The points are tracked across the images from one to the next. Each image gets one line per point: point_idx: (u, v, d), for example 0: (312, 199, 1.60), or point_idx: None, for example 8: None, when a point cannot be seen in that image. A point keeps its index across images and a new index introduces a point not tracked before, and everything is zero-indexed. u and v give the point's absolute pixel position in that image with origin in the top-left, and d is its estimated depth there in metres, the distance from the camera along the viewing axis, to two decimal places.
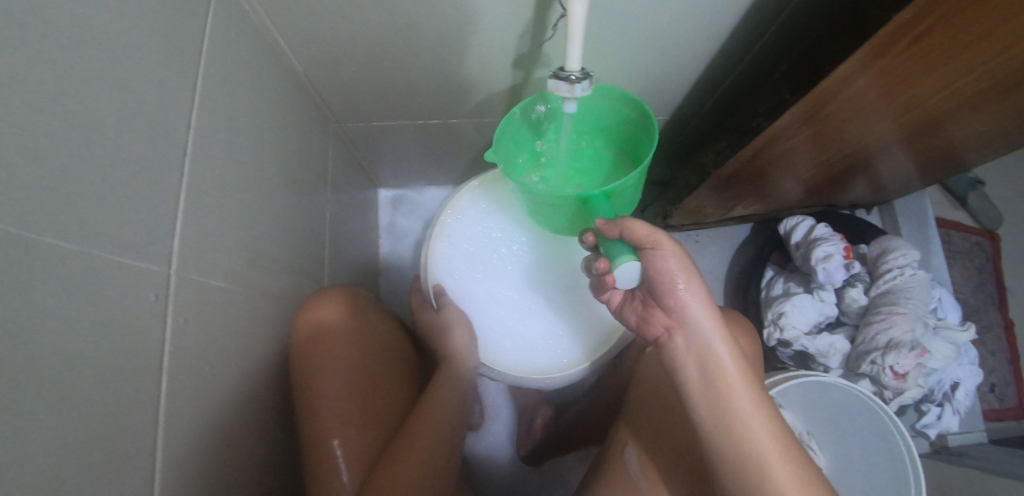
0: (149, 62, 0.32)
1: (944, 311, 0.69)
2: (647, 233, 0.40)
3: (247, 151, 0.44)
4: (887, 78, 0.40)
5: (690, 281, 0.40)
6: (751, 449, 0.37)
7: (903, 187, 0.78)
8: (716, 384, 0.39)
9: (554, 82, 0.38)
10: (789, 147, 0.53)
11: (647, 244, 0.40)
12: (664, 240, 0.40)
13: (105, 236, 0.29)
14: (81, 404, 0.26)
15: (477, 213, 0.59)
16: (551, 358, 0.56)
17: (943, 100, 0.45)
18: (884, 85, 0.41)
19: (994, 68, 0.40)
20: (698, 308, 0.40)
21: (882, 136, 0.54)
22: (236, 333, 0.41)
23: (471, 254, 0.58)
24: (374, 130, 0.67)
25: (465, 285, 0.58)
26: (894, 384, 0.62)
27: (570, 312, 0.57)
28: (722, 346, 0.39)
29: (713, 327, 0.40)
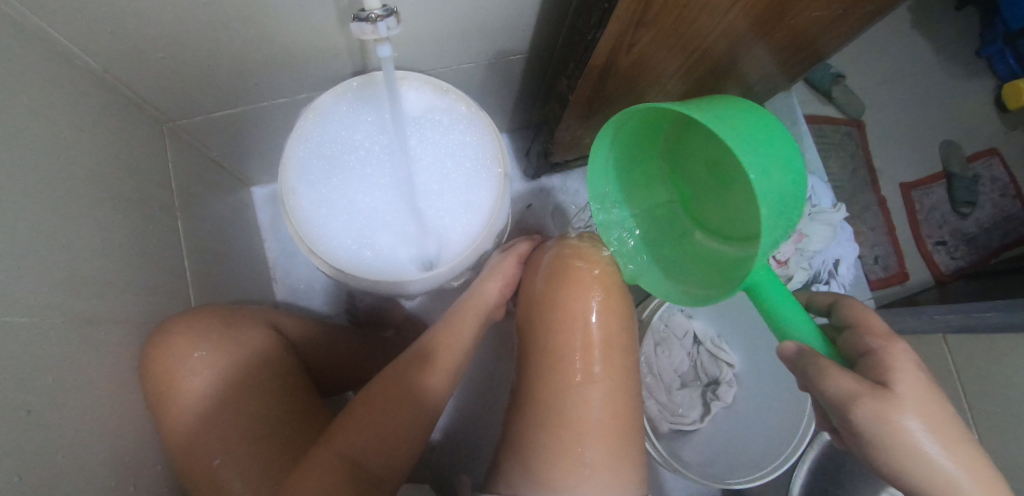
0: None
1: (818, 198, 0.74)
2: (845, 390, 0.32)
3: (43, 170, 0.38)
4: None
5: (909, 406, 0.30)
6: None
7: (770, 88, 0.81)
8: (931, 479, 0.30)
9: (355, 24, 0.35)
10: (642, 54, 0.53)
11: (845, 409, 0.32)
12: (868, 397, 0.31)
13: None
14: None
15: (326, 110, 0.51)
16: (412, 263, 0.51)
17: None
18: None
19: None
20: (917, 399, 0.31)
21: (727, 30, 0.54)
22: (64, 370, 0.36)
23: (332, 156, 0.51)
24: (216, 122, 0.61)
25: (317, 188, 0.51)
26: (779, 272, 0.66)
27: (443, 206, 0.52)
28: (938, 418, 0.31)
29: (939, 446, 0.30)
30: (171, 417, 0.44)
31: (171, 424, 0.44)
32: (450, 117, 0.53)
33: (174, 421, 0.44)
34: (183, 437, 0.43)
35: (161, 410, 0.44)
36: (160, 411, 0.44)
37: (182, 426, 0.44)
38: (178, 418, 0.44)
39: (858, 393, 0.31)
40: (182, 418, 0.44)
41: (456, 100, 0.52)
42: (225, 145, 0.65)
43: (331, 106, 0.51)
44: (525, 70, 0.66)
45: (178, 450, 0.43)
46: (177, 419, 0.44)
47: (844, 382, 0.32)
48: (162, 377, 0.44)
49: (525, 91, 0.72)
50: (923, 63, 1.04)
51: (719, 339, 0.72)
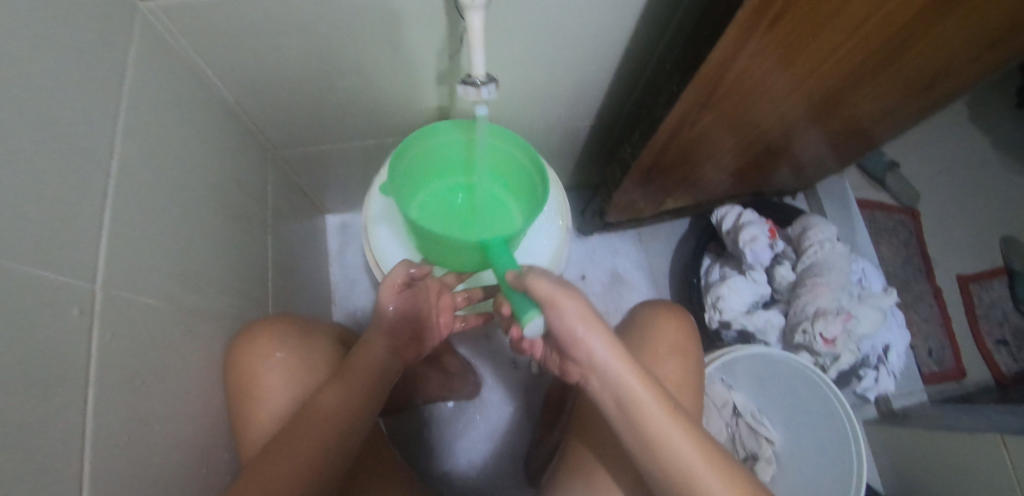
0: (65, 80, 0.34)
1: (868, 280, 0.74)
2: (547, 292, 0.37)
3: (176, 179, 0.46)
4: (768, 52, 0.45)
5: (597, 332, 0.39)
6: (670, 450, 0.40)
7: (822, 169, 0.83)
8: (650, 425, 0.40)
9: (462, 87, 0.41)
10: (703, 129, 0.57)
11: (546, 303, 0.37)
12: (563, 299, 0.37)
13: (33, 255, 0.30)
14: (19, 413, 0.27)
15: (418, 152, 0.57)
16: None
17: (825, 71, 0.50)
18: (768, 58, 0.46)
19: (860, 34, 0.45)
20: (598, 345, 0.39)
21: (785, 114, 0.59)
22: (169, 351, 0.42)
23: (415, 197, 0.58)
24: (313, 156, 0.69)
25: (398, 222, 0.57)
26: (827, 351, 0.65)
27: None
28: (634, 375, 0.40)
29: (620, 365, 0.39)
30: (246, 417, 0.48)
31: (244, 424, 0.48)
32: None
33: (247, 420, 0.48)
34: (255, 437, 0.47)
35: (238, 409, 0.49)
36: (237, 409, 0.49)
37: (258, 423, 0.48)
38: (252, 420, 0.48)
39: (554, 299, 0.37)
40: (259, 419, 0.48)
41: None
42: (314, 175, 0.74)
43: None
44: (589, 136, 0.72)
45: (248, 448, 0.47)
46: (254, 416, 0.48)
47: (566, 303, 0.38)
48: (242, 373, 0.49)
49: (585, 155, 0.77)
50: (982, 158, 1.04)
51: (760, 413, 0.69)
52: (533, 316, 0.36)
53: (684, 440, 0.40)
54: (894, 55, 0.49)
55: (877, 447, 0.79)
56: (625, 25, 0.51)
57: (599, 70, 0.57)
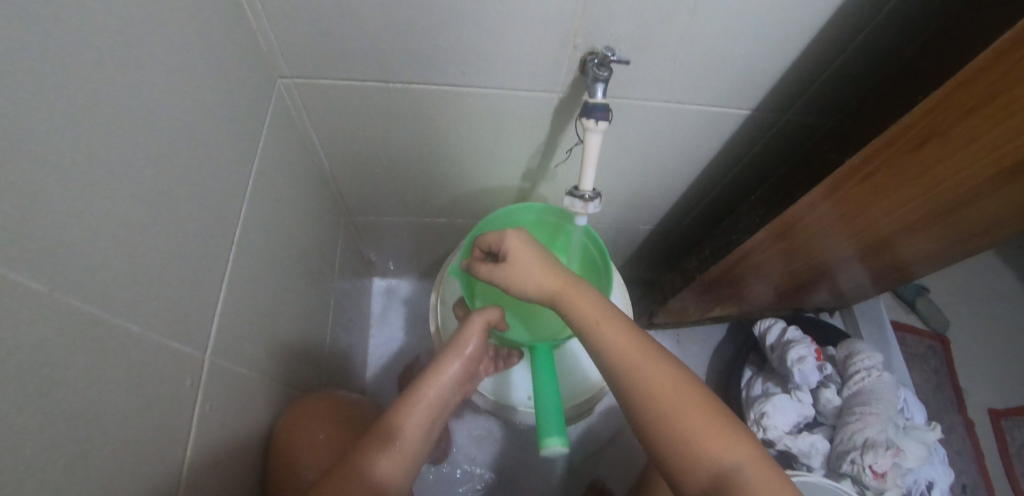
0: (217, 157, 0.37)
1: (910, 411, 0.74)
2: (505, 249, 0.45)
3: (273, 247, 0.47)
4: (843, 205, 0.49)
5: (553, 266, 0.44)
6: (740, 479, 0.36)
7: (860, 295, 0.86)
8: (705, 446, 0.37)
9: (570, 200, 0.45)
10: (767, 257, 0.60)
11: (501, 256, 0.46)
12: (512, 245, 0.45)
13: (165, 321, 0.31)
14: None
15: None
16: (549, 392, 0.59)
17: (888, 224, 0.54)
18: (842, 209, 0.50)
19: (927, 201, 0.49)
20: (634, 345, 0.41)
21: (841, 251, 0.62)
22: (239, 421, 0.41)
23: None
24: (382, 224, 0.72)
25: None
26: (875, 485, 0.63)
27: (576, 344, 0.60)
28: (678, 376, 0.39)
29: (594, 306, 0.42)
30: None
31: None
32: None
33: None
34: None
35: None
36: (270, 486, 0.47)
37: None
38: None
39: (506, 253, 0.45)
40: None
41: None
42: (376, 241, 0.76)
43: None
44: (648, 238, 0.75)
45: None
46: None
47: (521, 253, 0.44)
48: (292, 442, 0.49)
49: (638, 255, 0.79)
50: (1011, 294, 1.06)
51: None
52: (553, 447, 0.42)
53: (674, 378, 0.38)
54: (950, 217, 0.54)
55: None
56: (705, 148, 0.56)
57: (674, 180, 0.62)
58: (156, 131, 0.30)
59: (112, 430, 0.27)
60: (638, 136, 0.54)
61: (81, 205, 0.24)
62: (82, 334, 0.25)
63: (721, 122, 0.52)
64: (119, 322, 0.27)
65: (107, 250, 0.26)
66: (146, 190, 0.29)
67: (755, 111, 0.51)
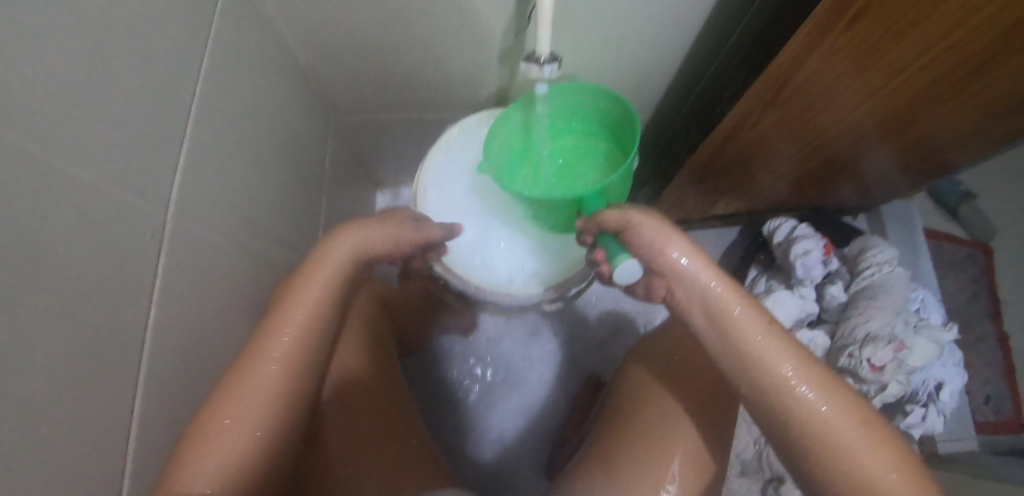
0: (161, 20, 0.37)
1: (927, 312, 0.70)
2: (616, 217, 0.41)
3: (246, 127, 0.48)
4: (840, 64, 0.43)
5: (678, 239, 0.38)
6: (828, 433, 0.32)
7: (888, 191, 0.78)
8: (785, 391, 0.34)
9: (525, 63, 0.42)
10: (764, 135, 0.55)
11: (619, 226, 0.41)
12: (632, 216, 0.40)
13: (117, 174, 0.33)
14: (72, 327, 0.29)
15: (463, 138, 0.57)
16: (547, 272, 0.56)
17: (903, 88, 0.46)
18: (840, 70, 0.44)
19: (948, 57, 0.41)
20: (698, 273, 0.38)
21: (854, 129, 0.55)
22: (218, 285, 0.44)
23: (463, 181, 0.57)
24: (373, 124, 0.71)
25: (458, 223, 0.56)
26: (872, 379, 0.61)
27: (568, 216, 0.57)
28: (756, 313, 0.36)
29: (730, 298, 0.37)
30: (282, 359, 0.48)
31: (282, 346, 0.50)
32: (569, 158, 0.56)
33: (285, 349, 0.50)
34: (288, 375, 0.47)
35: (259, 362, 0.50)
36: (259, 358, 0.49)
37: None
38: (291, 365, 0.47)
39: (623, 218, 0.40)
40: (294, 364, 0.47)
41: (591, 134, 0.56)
42: (372, 144, 0.76)
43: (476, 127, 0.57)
44: (647, 129, 0.70)
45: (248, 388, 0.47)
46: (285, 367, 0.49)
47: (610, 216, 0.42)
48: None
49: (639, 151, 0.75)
50: None
51: None
52: (624, 259, 0.41)
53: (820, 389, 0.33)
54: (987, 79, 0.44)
55: None
56: (696, 16, 0.50)
57: (666, 58, 0.56)
58: None
59: (81, 269, 0.30)
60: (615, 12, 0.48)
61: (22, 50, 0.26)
62: (35, 174, 0.27)
63: None
64: (68, 169, 0.29)
65: (49, 98, 0.28)
66: (80, 44, 0.30)
67: None
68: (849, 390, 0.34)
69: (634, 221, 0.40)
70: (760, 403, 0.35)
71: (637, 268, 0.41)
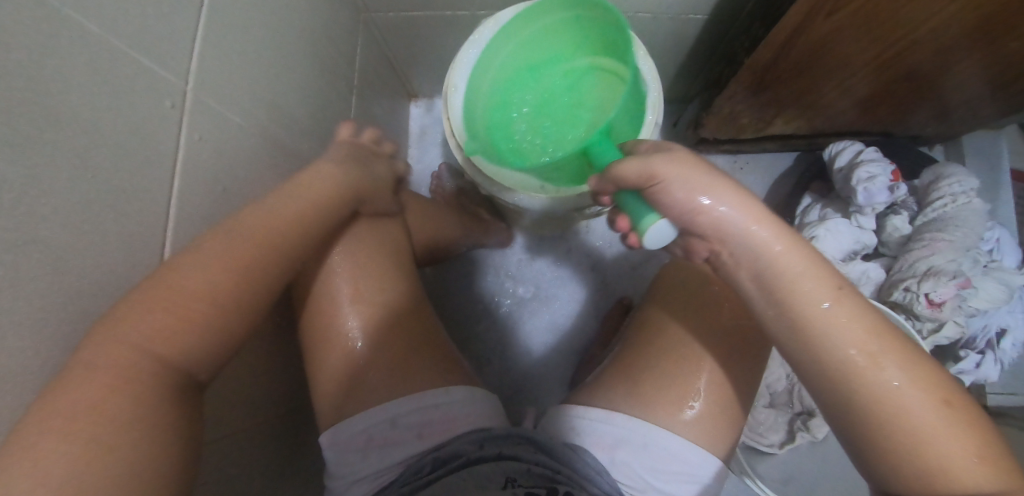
0: None
1: (1001, 253, 0.63)
2: (637, 170, 0.33)
3: (268, 4, 0.46)
4: None
5: (722, 185, 0.32)
6: (902, 410, 0.30)
7: (977, 118, 0.68)
8: (878, 386, 0.30)
9: None
10: (831, 33, 0.48)
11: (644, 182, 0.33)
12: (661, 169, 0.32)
13: (130, 32, 0.31)
14: (90, 178, 0.28)
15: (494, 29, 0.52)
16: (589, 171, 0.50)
17: None
18: None
19: None
20: (755, 230, 0.32)
21: (942, 31, 0.47)
22: (245, 169, 0.44)
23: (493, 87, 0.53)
24: (404, 22, 0.67)
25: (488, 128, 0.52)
26: (928, 316, 0.56)
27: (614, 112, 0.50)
28: (850, 305, 0.31)
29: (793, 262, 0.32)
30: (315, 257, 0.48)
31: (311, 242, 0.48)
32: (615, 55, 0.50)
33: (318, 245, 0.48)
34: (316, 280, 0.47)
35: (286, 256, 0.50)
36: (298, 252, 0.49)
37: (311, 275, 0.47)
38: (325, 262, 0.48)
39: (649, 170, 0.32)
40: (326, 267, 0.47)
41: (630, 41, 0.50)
42: (403, 47, 0.72)
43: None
44: (703, 32, 0.63)
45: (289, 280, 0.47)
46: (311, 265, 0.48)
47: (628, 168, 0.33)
48: None
49: (691, 60, 0.68)
50: None
51: None
52: (653, 223, 0.33)
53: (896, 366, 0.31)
54: None
55: None
56: None
57: None
58: None
59: (94, 122, 0.29)
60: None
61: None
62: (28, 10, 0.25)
63: None
64: (71, 14, 0.27)
65: None
66: None
67: None
68: (928, 365, 0.31)
69: (662, 175, 0.32)
70: (826, 387, 0.32)
71: (669, 229, 0.33)
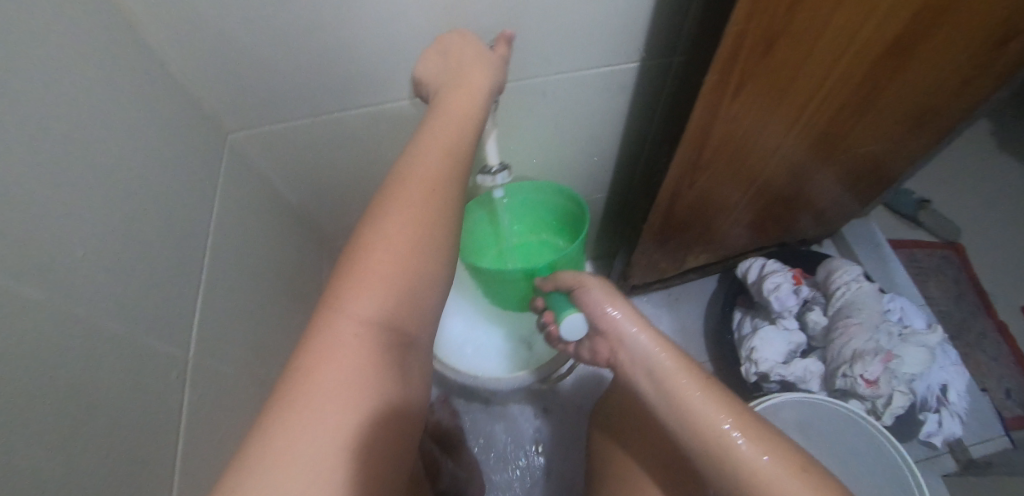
0: (178, 194, 0.45)
1: (909, 319, 0.73)
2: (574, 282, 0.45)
3: (248, 266, 0.55)
4: (744, 113, 0.50)
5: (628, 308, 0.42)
6: None
7: (843, 213, 0.84)
8: (729, 457, 0.34)
9: (480, 176, 0.50)
10: (707, 184, 0.61)
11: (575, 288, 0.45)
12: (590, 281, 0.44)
13: (145, 325, 0.38)
14: (107, 464, 0.32)
15: None
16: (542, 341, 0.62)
17: (809, 116, 0.54)
18: (747, 117, 0.51)
19: (832, 77, 0.49)
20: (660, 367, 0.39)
21: (786, 158, 0.62)
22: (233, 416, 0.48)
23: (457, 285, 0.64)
24: None
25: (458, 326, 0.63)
26: (871, 394, 0.63)
27: None
28: (718, 404, 0.36)
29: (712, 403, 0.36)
30: None
31: None
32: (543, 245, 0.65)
33: None
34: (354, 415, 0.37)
35: None
36: None
37: None
38: None
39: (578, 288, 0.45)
40: None
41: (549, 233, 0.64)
42: None
43: None
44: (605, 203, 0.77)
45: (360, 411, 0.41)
46: None
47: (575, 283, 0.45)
48: None
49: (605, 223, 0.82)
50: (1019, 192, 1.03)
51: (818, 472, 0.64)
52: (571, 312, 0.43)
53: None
54: (876, 91, 0.53)
55: None
56: (618, 110, 0.59)
57: (602, 145, 0.65)
58: (113, 187, 0.37)
59: (116, 412, 0.34)
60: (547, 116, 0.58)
61: (67, 239, 0.32)
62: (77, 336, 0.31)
63: (619, 87, 0.55)
64: (105, 326, 0.34)
65: (90, 275, 0.33)
66: (117, 230, 0.36)
67: (641, 62, 0.52)
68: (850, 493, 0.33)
69: (586, 287, 0.44)
70: None
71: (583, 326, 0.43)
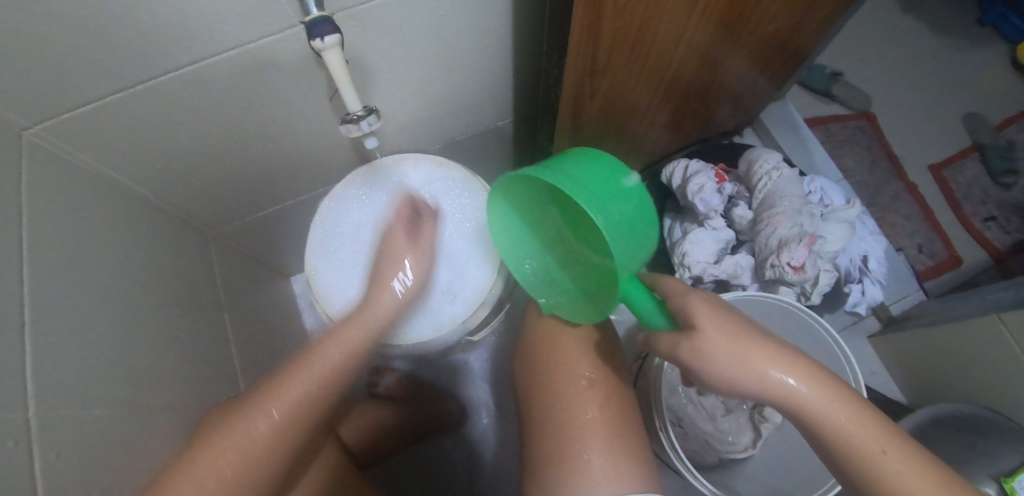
0: None
1: (829, 197, 0.73)
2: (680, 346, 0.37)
3: None
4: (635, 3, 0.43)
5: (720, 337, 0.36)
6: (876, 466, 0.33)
7: (760, 97, 0.81)
8: (774, 392, 0.35)
9: (342, 128, 0.42)
10: (611, 90, 0.55)
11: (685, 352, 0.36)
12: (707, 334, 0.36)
13: None
14: None
15: (336, 203, 0.57)
16: (465, 287, 0.56)
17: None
18: (639, 8, 0.44)
19: None
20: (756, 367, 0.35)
21: (691, 47, 0.56)
22: None
23: (362, 246, 0.57)
24: (253, 225, 0.70)
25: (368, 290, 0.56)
26: (798, 279, 0.63)
27: (464, 232, 0.58)
28: (775, 356, 0.35)
29: (769, 357, 0.36)
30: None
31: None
32: (447, 185, 0.59)
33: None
34: None
35: None
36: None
37: None
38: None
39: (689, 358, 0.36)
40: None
41: (450, 168, 0.58)
42: (262, 242, 0.75)
43: (345, 193, 0.58)
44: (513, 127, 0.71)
45: None
46: None
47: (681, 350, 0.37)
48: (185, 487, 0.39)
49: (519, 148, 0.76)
50: (921, 51, 1.05)
51: None
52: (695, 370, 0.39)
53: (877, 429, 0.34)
54: None
55: (886, 358, 0.75)
56: (502, 21, 0.50)
57: (494, 64, 0.56)
58: None
59: None
60: (419, 36, 0.47)
61: None
62: None
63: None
64: None
65: None
66: None
67: None
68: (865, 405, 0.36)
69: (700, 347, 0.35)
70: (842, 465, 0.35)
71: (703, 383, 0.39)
